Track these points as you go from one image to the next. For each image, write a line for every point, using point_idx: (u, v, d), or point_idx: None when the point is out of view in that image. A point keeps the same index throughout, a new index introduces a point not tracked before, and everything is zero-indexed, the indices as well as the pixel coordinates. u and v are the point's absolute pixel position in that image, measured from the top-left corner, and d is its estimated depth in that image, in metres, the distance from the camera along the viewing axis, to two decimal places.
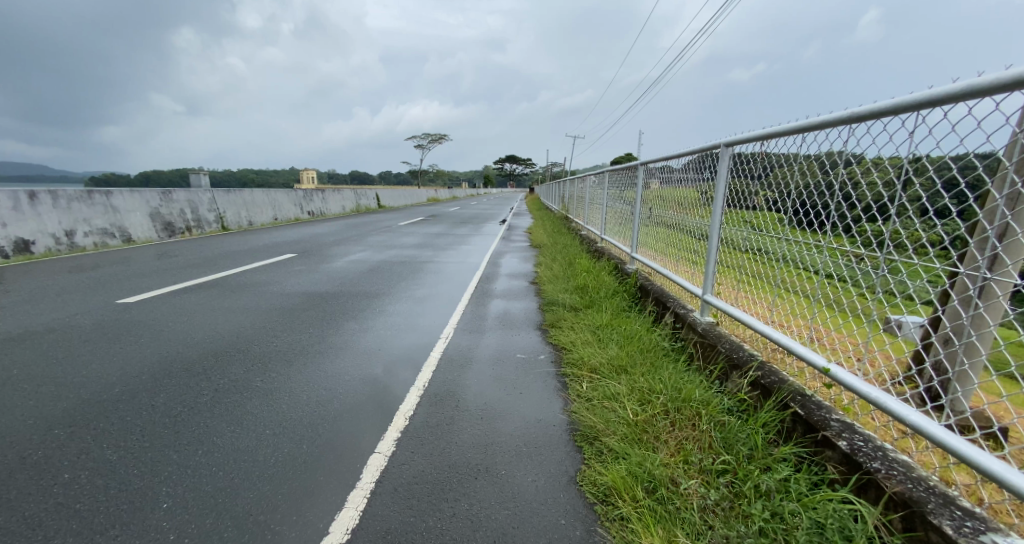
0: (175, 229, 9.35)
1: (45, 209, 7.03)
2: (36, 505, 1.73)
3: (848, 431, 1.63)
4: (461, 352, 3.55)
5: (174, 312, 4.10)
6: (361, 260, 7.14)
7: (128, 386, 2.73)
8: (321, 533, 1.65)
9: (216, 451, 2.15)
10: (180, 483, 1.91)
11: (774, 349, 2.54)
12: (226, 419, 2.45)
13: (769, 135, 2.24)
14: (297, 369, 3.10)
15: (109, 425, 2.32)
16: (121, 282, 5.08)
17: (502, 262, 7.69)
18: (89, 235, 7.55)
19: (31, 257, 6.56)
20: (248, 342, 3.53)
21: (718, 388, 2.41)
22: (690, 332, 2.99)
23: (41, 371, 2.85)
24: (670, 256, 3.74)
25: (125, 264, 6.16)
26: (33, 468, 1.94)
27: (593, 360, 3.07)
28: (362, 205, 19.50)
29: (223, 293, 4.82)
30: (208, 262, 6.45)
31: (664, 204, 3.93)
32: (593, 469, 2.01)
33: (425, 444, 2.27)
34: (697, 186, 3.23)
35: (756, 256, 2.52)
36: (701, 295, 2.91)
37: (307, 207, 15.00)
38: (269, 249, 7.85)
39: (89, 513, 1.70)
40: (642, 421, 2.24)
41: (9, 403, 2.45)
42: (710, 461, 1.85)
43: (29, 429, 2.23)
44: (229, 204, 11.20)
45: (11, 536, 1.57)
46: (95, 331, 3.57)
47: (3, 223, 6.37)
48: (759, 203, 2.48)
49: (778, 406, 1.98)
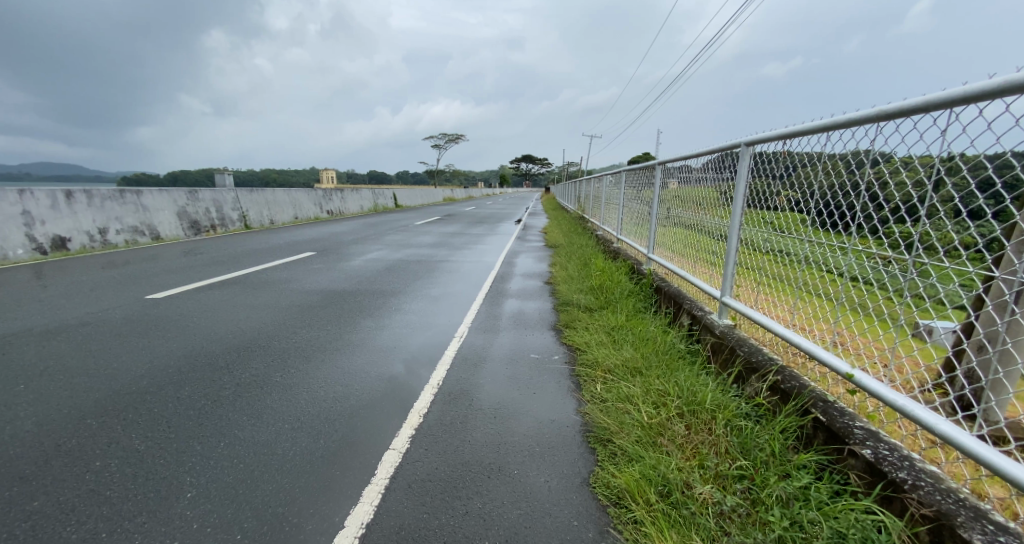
0: (202, 227, 9.68)
1: (81, 207, 7.35)
2: (70, 490, 1.82)
3: (872, 439, 1.57)
4: (476, 351, 3.57)
5: (198, 308, 4.23)
6: (378, 258, 7.26)
7: (155, 379, 2.84)
8: (337, 527, 1.68)
9: (237, 444, 2.22)
10: (203, 473, 1.98)
11: (795, 353, 2.48)
12: (247, 413, 2.51)
13: (791, 133, 2.18)
14: (315, 365, 3.18)
15: (138, 416, 2.41)
16: (150, 278, 5.28)
17: (517, 261, 7.70)
18: (120, 233, 7.87)
19: (67, 253, 6.87)
20: (269, 337, 3.63)
21: (735, 392, 2.37)
22: (707, 334, 2.93)
23: (76, 363, 2.99)
24: (688, 257, 3.68)
25: (154, 260, 6.37)
26: (68, 455, 2.04)
27: (607, 361, 3.05)
28: (380, 205, 19.74)
29: (246, 289, 4.95)
30: (232, 259, 6.65)
31: (682, 204, 3.87)
32: (606, 471, 2.00)
33: (438, 442, 2.30)
34: (717, 185, 3.17)
35: (778, 258, 2.45)
36: (719, 297, 2.85)
37: (327, 207, 15.35)
38: (290, 247, 8.07)
39: (118, 500, 1.78)
40: (656, 423, 2.21)
41: (45, 393, 2.58)
42: (727, 465, 1.82)
43: (64, 418, 2.34)
44: (252, 204, 11.51)
45: (46, 520, 1.65)
46: (125, 325, 3.73)
47: (42, 221, 6.71)
48: (781, 203, 2.42)
49: (798, 411, 1.93)
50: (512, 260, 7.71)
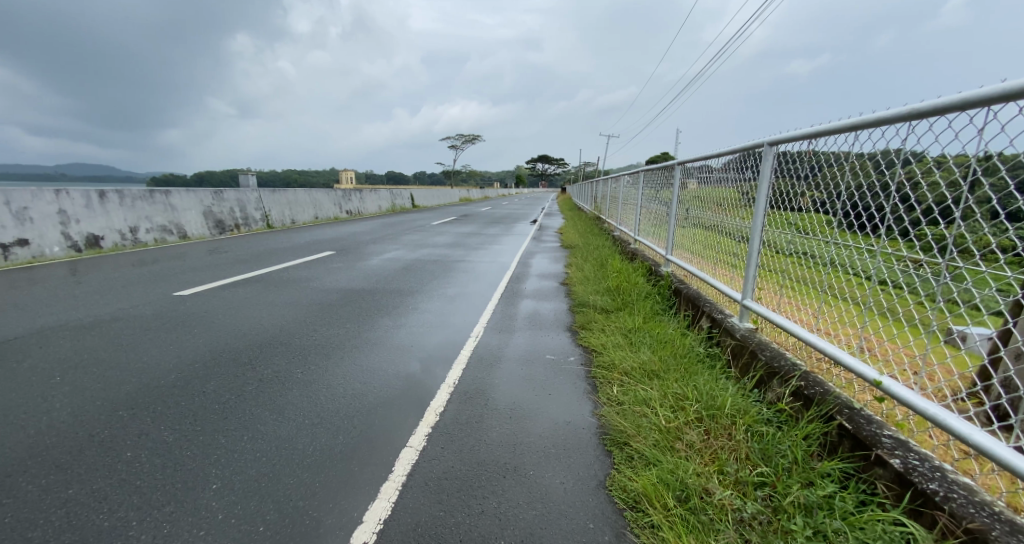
0: (226, 226, 9.97)
1: (114, 207, 7.66)
2: (104, 479, 1.90)
3: (901, 449, 1.53)
4: (491, 351, 3.59)
5: (223, 305, 4.36)
6: (395, 258, 7.36)
7: (182, 373, 2.94)
8: (356, 522, 1.71)
9: (260, 438, 2.28)
10: (227, 465, 2.04)
11: (820, 359, 2.42)
12: (269, 408, 2.58)
13: (817, 133, 2.13)
14: (334, 362, 3.24)
15: (166, 409, 2.50)
16: (178, 276, 5.46)
17: (533, 262, 7.70)
18: (150, 231, 8.17)
19: (100, 251, 7.16)
20: (290, 335, 3.72)
21: (756, 397, 2.32)
22: (727, 338, 2.88)
23: (108, 356, 3.12)
24: (708, 259, 3.62)
25: (181, 258, 6.60)
26: (101, 446, 2.13)
27: (624, 364, 3.02)
28: (397, 205, 20.00)
29: (268, 287, 5.08)
30: (255, 258, 6.82)
31: (702, 205, 3.81)
32: (623, 474, 1.99)
33: (454, 440, 2.32)
34: (739, 186, 3.11)
35: (803, 260, 2.40)
36: (740, 300, 2.79)
37: (346, 207, 15.62)
38: (311, 246, 8.24)
39: (148, 490, 1.85)
40: (674, 427, 2.19)
41: (80, 385, 2.70)
42: (747, 472, 1.79)
43: (98, 410, 2.45)
44: (275, 204, 11.80)
45: (81, 507, 1.73)
46: (154, 320, 3.87)
47: (77, 219, 7.02)
48: (805, 204, 2.36)
49: (822, 418, 1.88)
50: (528, 260, 7.71)
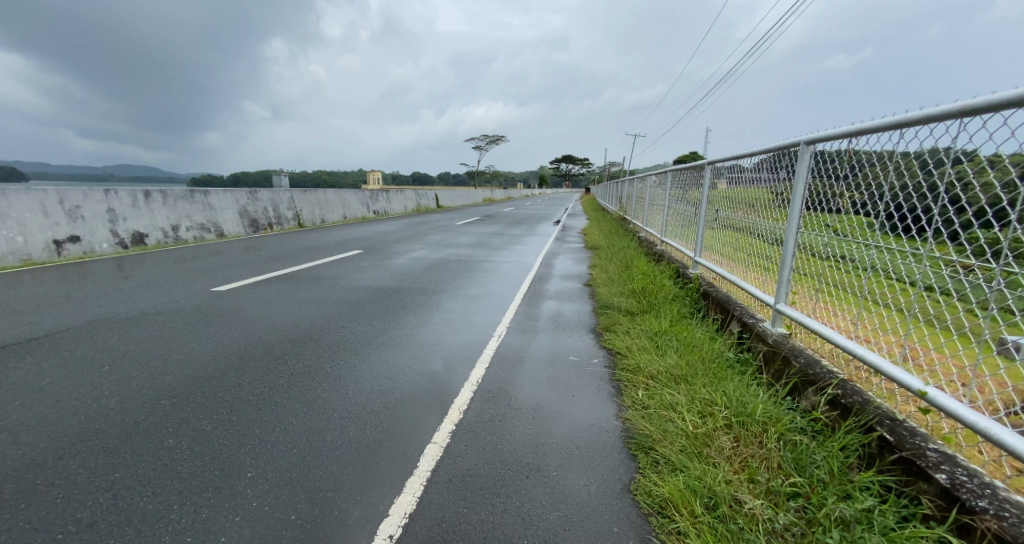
0: (260, 225, 10.36)
1: (157, 206, 8.08)
2: (148, 464, 2.01)
3: (948, 463, 1.45)
4: (514, 351, 3.60)
5: (257, 301, 4.55)
6: (420, 257, 7.48)
7: (220, 365, 3.08)
8: (382, 515, 1.75)
9: (292, 429, 2.37)
10: (261, 455, 2.13)
11: (859, 367, 2.31)
12: (300, 401, 2.67)
13: (858, 131, 2.04)
14: (361, 358, 3.33)
15: (205, 399, 2.63)
16: (216, 272, 5.72)
17: (556, 262, 7.67)
18: (190, 230, 8.58)
19: (145, 248, 7.58)
20: (320, 330, 3.84)
21: (789, 404, 2.24)
22: (759, 343, 2.79)
23: (153, 348, 3.31)
24: (739, 262, 3.53)
25: (219, 256, 6.91)
26: (146, 432, 2.26)
27: (649, 367, 2.98)
28: (422, 205, 20.32)
29: (299, 285, 5.26)
30: (287, 256, 7.08)
31: (733, 206, 3.71)
32: (648, 479, 1.96)
33: (478, 438, 2.34)
34: (773, 187, 3.01)
35: (841, 264, 2.30)
36: (773, 304, 2.71)
37: (373, 207, 15.99)
38: (339, 245, 8.48)
39: (188, 475, 1.94)
40: (702, 433, 2.14)
41: (128, 375, 2.87)
42: (779, 481, 1.74)
43: (143, 398, 2.59)
44: (305, 203, 12.19)
45: (128, 489, 1.84)
46: (194, 314, 4.07)
47: (125, 218, 7.45)
48: (844, 205, 2.27)
49: (861, 428, 1.80)
50: (551, 261, 7.69)
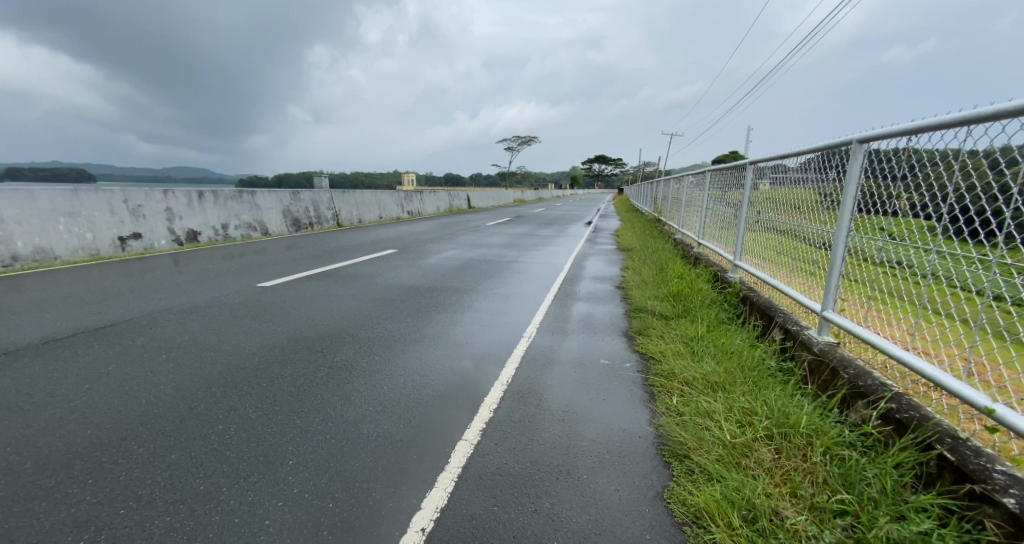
0: (301, 224, 10.83)
1: (209, 206, 8.61)
2: (200, 448, 2.15)
3: (1018, 487, 1.33)
4: (545, 352, 3.60)
5: (298, 297, 4.76)
6: (452, 257, 7.60)
7: (264, 357, 3.25)
8: (414, 508, 1.80)
9: (330, 421, 2.47)
10: (302, 444, 2.23)
11: (916, 381, 2.16)
12: (338, 394, 2.78)
13: (918, 129, 1.92)
14: (395, 354, 3.42)
15: (251, 388, 2.78)
16: (262, 269, 6.04)
17: (588, 264, 7.59)
18: (238, 228, 9.10)
19: (198, 245, 8.10)
20: (356, 326, 3.98)
21: (837, 417, 2.12)
22: (804, 352, 2.66)
23: (205, 339, 3.53)
24: (782, 266, 3.38)
25: (264, 253, 7.28)
26: (199, 417, 2.42)
27: (685, 373, 2.90)
28: (454, 206, 20.61)
29: (337, 282, 5.47)
30: (326, 254, 7.37)
31: (776, 207, 3.56)
32: (683, 487, 1.91)
33: (508, 438, 2.36)
34: (821, 187, 2.87)
35: (896, 270, 2.16)
36: (819, 311, 2.57)
37: (407, 207, 16.37)
38: (375, 244, 8.75)
39: (236, 460, 2.07)
40: (741, 443, 2.06)
41: (182, 363, 3.08)
42: (824, 497, 1.65)
43: (196, 386, 2.78)
44: (344, 204, 12.65)
45: (183, 470, 1.97)
46: (242, 308, 4.31)
47: (181, 216, 7.98)
48: (901, 207, 2.13)
49: (918, 446, 1.69)
50: (582, 263, 7.62)
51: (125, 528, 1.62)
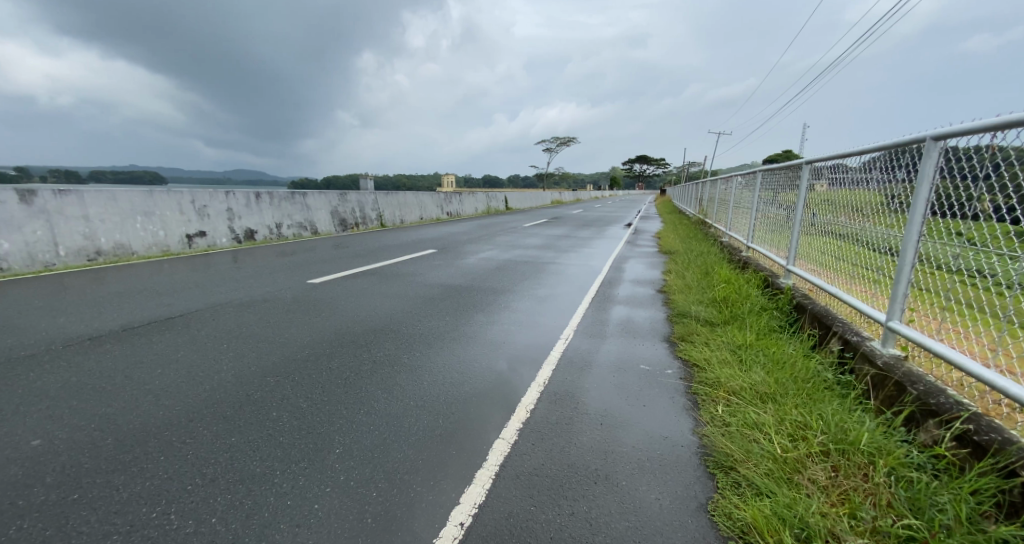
0: (348, 224, 11.33)
1: (265, 206, 9.20)
2: (257, 432, 2.31)
3: None
4: (582, 355, 3.57)
5: (345, 293, 5.00)
6: (491, 258, 7.70)
7: (314, 350, 3.44)
8: (453, 503, 1.84)
9: (374, 413, 2.57)
10: (348, 433, 2.34)
11: (999, 402, 1.96)
12: (381, 387, 2.89)
13: (1003, 125, 1.75)
14: (434, 351, 3.51)
15: (302, 379, 2.96)
16: (312, 266, 6.39)
17: (628, 267, 7.44)
18: (290, 227, 9.66)
19: (255, 242, 8.68)
20: (398, 323, 4.12)
21: (904, 437, 1.97)
22: (866, 366, 2.48)
23: (261, 331, 3.79)
24: (841, 272, 3.17)
25: (314, 251, 7.70)
26: (256, 404, 2.60)
27: (731, 383, 2.78)
28: (493, 207, 20.83)
29: (381, 280, 5.69)
30: (371, 253, 7.68)
31: (835, 210, 3.34)
32: (728, 500, 1.84)
33: (546, 439, 2.36)
34: (886, 189, 2.67)
35: (976, 279, 1.98)
36: (884, 321, 2.39)
37: (447, 208, 16.74)
38: (416, 244, 9.01)
39: (288, 445, 2.20)
40: (793, 458, 1.96)
41: (241, 353, 3.32)
42: (888, 521, 1.54)
43: (253, 374, 2.98)
44: (387, 205, 13.11)
45: (241, 452, 2.13)
46: (294, 303, 4.59)
47: (240, 216, 8.59)
48: (982, 211, 1.94)
49: (1001, 472, 1.53)
50: (622, 265, 7.47)
51: (191, 503, 1.77)
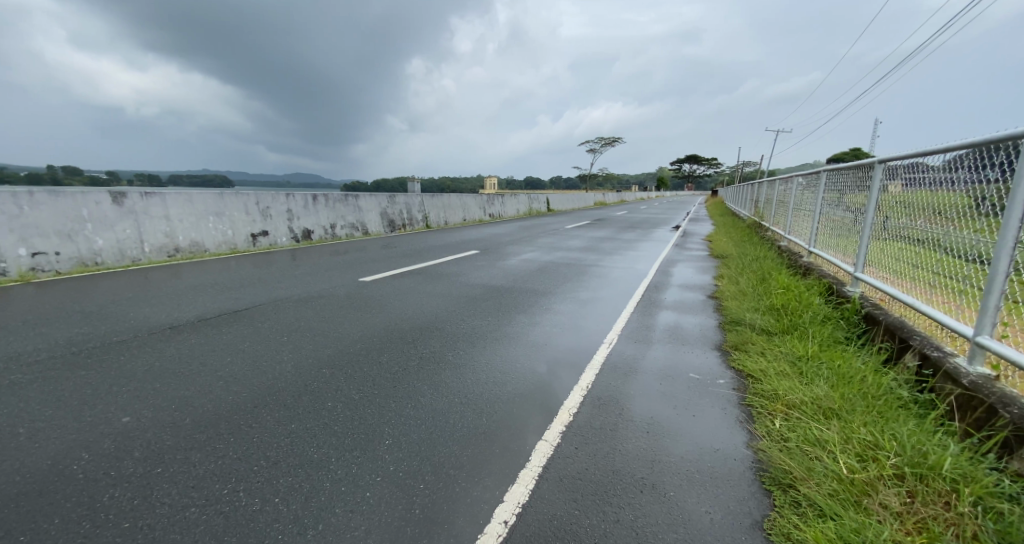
0: (396, 225, 11.78)
1: (320, 207, 9.76)
2: (315, 420, 2.47)
3: None
4: (627, 360, 3.51)
5: (394, 292, 5.21)
6: (533, 259, 7.73)
7: (365, 345, 3.62)
8: (497, 500, 1.88)
9: (421, 407, 2.68)
10: (397, 426, 2.45)
11: None
12: (428, 383, 2.99)
13: None
14: (478, 350, 3.58)
15: (355, 371, 3.12)
16: (364, 265, 6.72)
17: (675, 271, 7.20)
18: (343, 228, 10.20)
19: (311, 241, 9.25)
20: (443, 321, 4.25)
21: (995, 465, 1.77)
22: (949, 384, 2.26)
23: (318, 325, 4.04)
24: (919, 281, 2.90)
25: (364, 251, 8.09)
26: (313, 393, 2.78)
27: (790, 396, 2.63)
28: (535, 209, 20.86)
29: (427, 279, 5.88)
30: (417, 253, 7.95)
31: (913, 213, 3.07)
32: (787, 519, 1.74)
33: (589, 444, 2.35)
34: (975, 190, 2.42)
35: None
36: (971, 336, 2.17)
37: (489, 210, 16.97)
38: (461, 245, 9.21)
39: (342, 434, 2.34)
40: (861, 480, 1.82)
41: (300, 345, 3.56)
42: None
43: (312, 366, 3.19)
44: (432, 206, 13.50)
45: (301, 438, 2.29)
46: (347, 300, 4.85)
47: (298, 216, 9.18)
48: None
49: None
50: (669, 269, 7.24)
51: (257, 482, 1.92)
